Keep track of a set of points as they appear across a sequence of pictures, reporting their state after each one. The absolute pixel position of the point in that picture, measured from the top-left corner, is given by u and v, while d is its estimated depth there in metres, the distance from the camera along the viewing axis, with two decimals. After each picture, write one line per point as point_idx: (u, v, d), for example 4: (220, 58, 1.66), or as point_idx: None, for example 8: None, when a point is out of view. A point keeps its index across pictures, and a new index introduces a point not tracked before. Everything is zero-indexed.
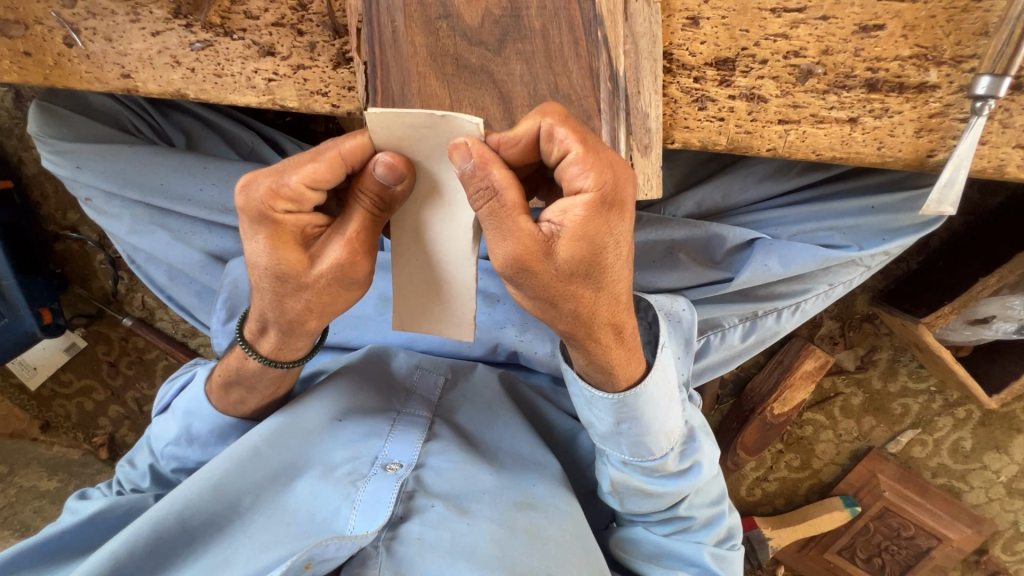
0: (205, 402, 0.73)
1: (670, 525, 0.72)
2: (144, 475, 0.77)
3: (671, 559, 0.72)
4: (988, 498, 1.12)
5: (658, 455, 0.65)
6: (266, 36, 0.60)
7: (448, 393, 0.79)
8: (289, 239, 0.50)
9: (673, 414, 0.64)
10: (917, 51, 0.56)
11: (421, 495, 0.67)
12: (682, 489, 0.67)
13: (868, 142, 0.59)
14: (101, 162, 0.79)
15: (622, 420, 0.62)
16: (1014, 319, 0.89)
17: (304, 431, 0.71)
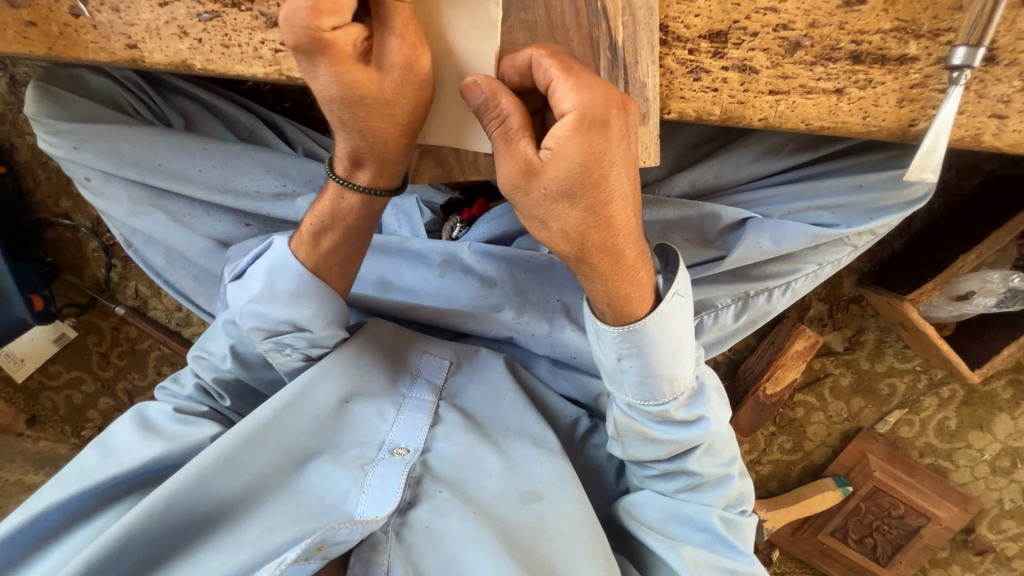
0: (288, 255, 0.68)
1: (675, 481, 0.72)
2: (222, 358, 0.73)
3: (676, 524, 0.72)
4: (974, 477, 1.16)
5: (661, 401, 0.66)
6: (274, 7, 0.61)
7: (452, 377, 0.78)
8: (348, 58, 0.52)
9: (681, 362, 0.64)
10: (897, 24, 0.59)
11: (429, 480, 0.69)
12: (686, 439, 0.68)
13: (854, 112, 0.62)
14: (99, 142, 0.79)
15: (625, 356, 0.63)
16: (993, 294, 0.94)
17: (316, 411, 0.68)
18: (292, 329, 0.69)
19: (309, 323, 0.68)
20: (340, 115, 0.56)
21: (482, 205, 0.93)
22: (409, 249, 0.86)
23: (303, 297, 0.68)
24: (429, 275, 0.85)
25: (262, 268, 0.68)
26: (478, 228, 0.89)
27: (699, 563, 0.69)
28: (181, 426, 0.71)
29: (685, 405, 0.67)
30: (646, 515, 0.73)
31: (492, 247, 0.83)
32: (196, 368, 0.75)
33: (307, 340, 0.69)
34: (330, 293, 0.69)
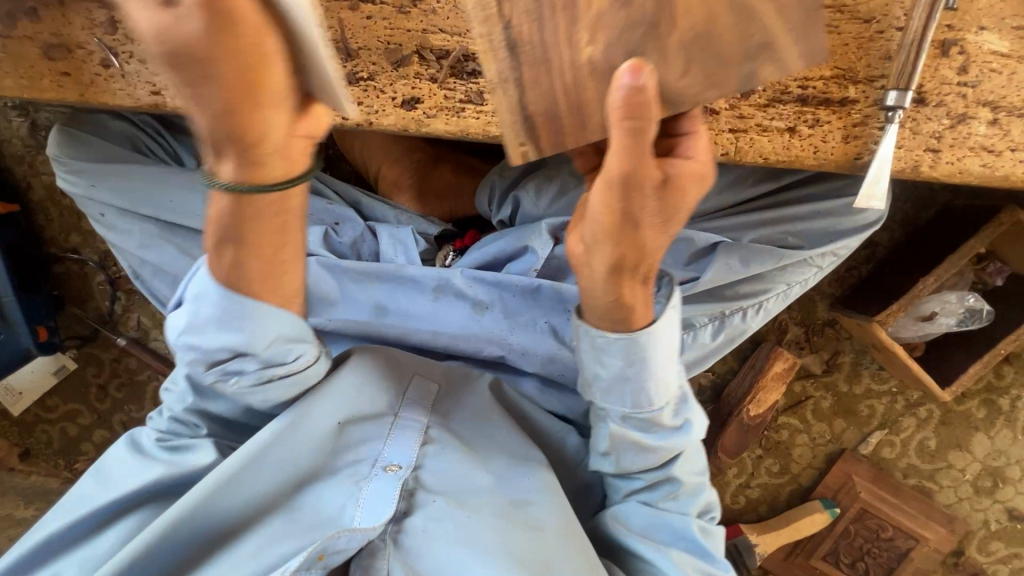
0: (206, 278, 0.60)
1: (660, 491, 0.75)
2: (184, 392, 0.69)
3: (660, 530, 0.75)
4: (958, 497, 1.18)
5: (656, 407, 0.68)
6: None
7: (442, 399, 0.81)
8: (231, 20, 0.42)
9: (673, 369, 0.68)
10: (837, 72, 0.67)
11: (422, 492, 0.71)
12: (675, 445, 0.72)
13: (805, 147, 0.69)
14: (114, 179, 0.84)
15: (627, 362, 0.66)
16: (955, 314, 1.03)
17: (313, 433, 0.70)
18: (235, 355, 0.63)
19: (249, 347, 0.62)
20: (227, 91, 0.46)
21: (474, 235, 0.99)
22: (403, 275, 0.89)
23: (238, 320, 0.61)
24: (423, 298, 0.90)
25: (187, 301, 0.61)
26: (471, 254, 0.93)
27: (686, 562, 0.73)
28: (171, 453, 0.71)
29: (672, 416, 0.71)
30: (633, 522, 0.75)
31: (483, 272, 0.89)
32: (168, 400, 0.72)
33: (255, 363, 0.64)
34: (257, 306, 0.61)
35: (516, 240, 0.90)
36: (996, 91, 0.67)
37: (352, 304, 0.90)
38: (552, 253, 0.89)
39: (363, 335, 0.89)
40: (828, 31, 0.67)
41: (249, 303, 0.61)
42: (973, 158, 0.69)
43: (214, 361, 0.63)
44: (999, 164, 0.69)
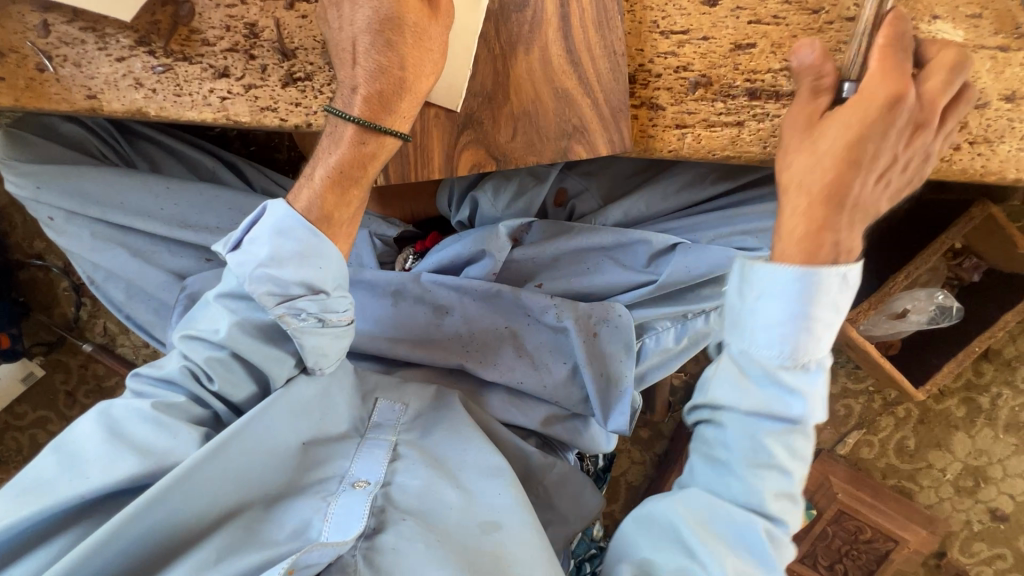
0: (293, 214, 0.62)
1: (742, 461, 0.59)
2: (219, 332, 0.63)
3: (722, 521, 0.59)
4: (939, 498, 1.16)
5: (787, 358, 0.56)
6: (222, 60, 0.67)
7: (411, 418, 0.76)
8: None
9: (823, 331, 0.56)
10: (785, 64, 0.65)
11: (392, 509, 0.66)
12: (788, 408, 0.57)
13: (755, 142, 0.66)
14: (63, 182, 0.83)
15: (757, 294, 0.57)
16: (926, 312, 0.99)
17: (279, 442, 0.64)
18: (306, 292, 0.61)
19: (323, 282, 0.62)
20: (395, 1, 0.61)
21: (435, 238, 0.98)
22: (361, 279, 0.87)
23: (319, 256, 0.62)
24: (382, 304, 0.88)
25: (266, 228, 0.61)
26: (430, 259, 0.92)
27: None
28: (157, 431, 0.60)
29: (792, 372, 0.56)
30: (691, 506, 0.60)
31: (444, 277, 0.86)
32: (185, 350, 0.64)
33: (321, 303, 0.62)
34: (336, 252, 0.64)
35: (474, 243, 0.88)
36: None
37: None
38: (511, 257, 0.87)
39: None
40: (776, 22, 0.65)
41: (324, 242, 0.62)
42: None
43: (279, 297, 0.61)
44: (957, 157, 0.66)
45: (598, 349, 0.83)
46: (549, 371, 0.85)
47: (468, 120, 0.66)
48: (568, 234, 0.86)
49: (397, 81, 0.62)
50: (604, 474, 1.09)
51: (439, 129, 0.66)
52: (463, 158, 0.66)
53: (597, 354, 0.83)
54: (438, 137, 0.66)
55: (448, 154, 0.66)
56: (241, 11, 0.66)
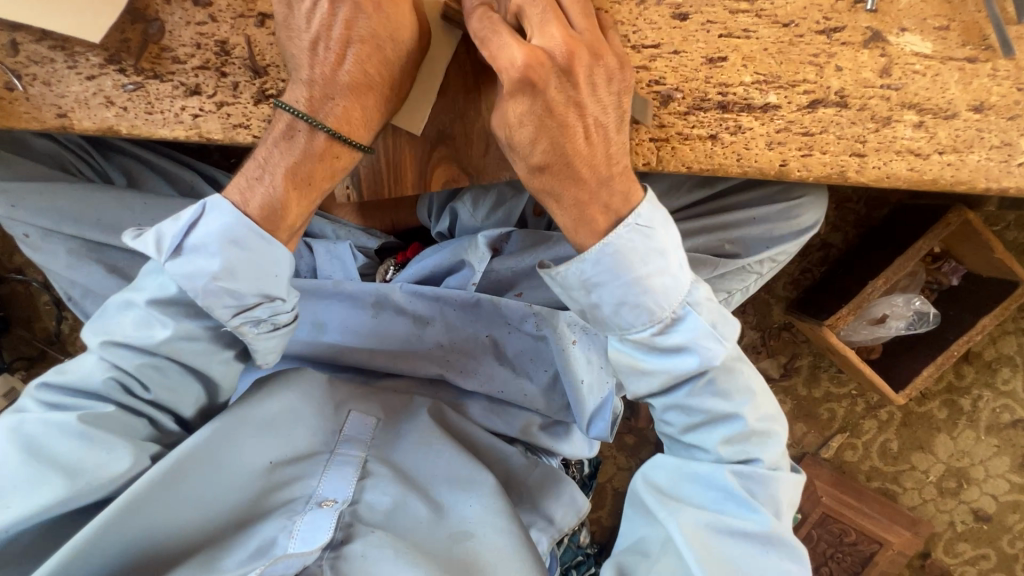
0: (242, 221, 0.59)
1: (685, 422, 0.62)
2: (150, 336, 0.60)
3: (688, 481, 0.62)
4: (923, 499, 1.17)
5: (658, 319, 0.59)
6: (193, 77, 0.66)
7: (381, 432, 0.75)
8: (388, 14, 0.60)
9: (673, 277, 0.58)
10: (757, 77, 0.66)
11: (359, 525, 0.65)
12: (683, 365, 0.60)
13: (728, 155, 0.67)
14: (37, 199, 0.82)
15: (589, 289, 0.59)
16: (904, 317, 1.02)
17: (240, 464, 0.63)
18: (262, 300, 0.61)
19: (276, 290, 0.61)
20: (393, 17, 0.60)
21: (417, 248, 0.98)
22: (342, 291, 0.87)
23: (272, 263, 0.61)
24: (362, 315, 0.87)
25: (212, 235, 0.59)
26: (409, 270, 0.91)
27: (703, 527, 0.58)
28: (86, 446, 0.57)
29: (665, 334, 0.59)
30: (655, 477, 0.64)
31: (423, 286, 0.86)
32: (110, 358, 0.60)
33: (271, 308, 0.62)
34: (287, 256, 0.62)
35: (454, 253, 0.89)
36: (919, 93, 0.66)
37: None
38: (490, 267, 0.87)
39: (302, 356, 0.88)
40: (746, 36, 0.66)
41: (278, 249, 0.61)
42: (899, 162, 0.66)
43: (231, 309, 0.60)
44: (927, 167, 0.66)
45: (578, 358, 0.82)
46: (529, 378, 0.86)
47: (441, 136, 0.67)
48: (547, 241, 0.86)
49: (365, 100, 0.62)
50: (589, 480, 1.10)
51: (411, 145, 0.67)
52: (436, 172, 0.68)
53: (577, 362, 0.81)
54: (411, 153, 0.67)
55: (421, 168, 0.68)
56: (211, 29, 0.66)
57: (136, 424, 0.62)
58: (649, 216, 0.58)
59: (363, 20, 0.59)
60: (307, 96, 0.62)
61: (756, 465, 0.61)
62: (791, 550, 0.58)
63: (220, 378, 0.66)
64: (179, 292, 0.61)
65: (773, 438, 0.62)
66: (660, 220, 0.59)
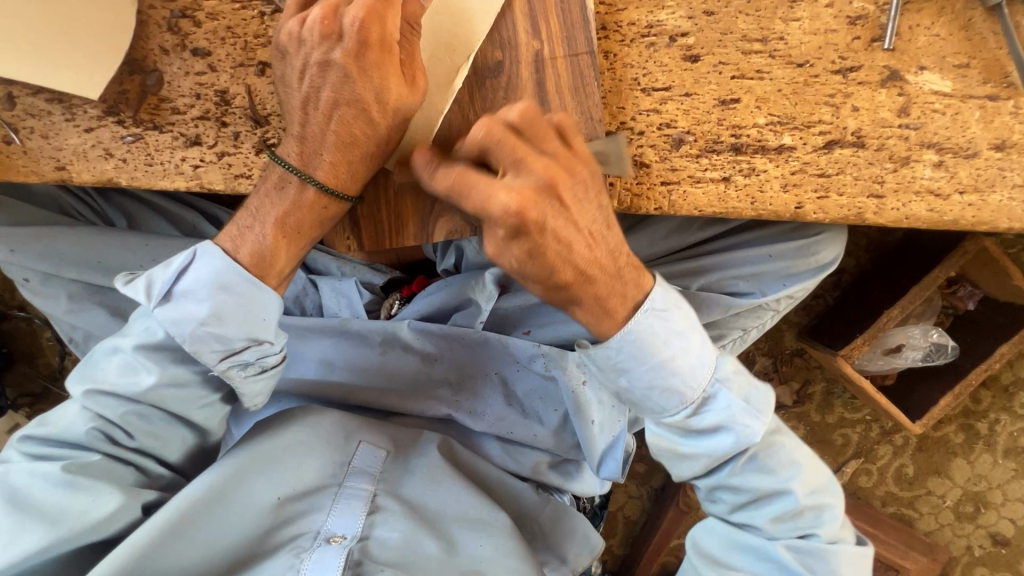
0: (230, 267, 0.58)
1: (734, 498, 0.64)
2: (133, 381, 0.58)
3: (739, 551, 0.64)
4: (940, 524, 1.15)
5: (684, 405, 0.60)
6: (193, 128, 0.65)
7: (392, 463, 0.71)
8: (382, 63, 0.58)
9: (696, 361, 0.60)
10: (771, 118, 0.64)
11: (369, 563, 0.61)
12: (717, 446, 0.61)
13: (742, 198, 0.65)
14: (36, 245, 0.81)
15: (620, 374, 0.60)
16: (920, 348, 1.00)
17: (246, 504, 0.61)
18: (250, 344, 0.59)
19: (266, 332, 0.60)
20: (380, 80, 0.58)
21: (423, 282, 0.95)
22: (349, 329, 0.85)
23: (261, 308, 0.59)
24: (370, 354, 0.85)
25: (202, 282, 0.57)
26: (416, 304, 0.89)
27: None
28: (65, 496, 0.56)
29: (699, 414, 0.61)
30: (705, 545, 0.66)
31: (431, 324, 0.84)
32: (95, 407, 0.59)
33: (258, 350, 0.60)
34: (277, 301, 0.61)
35: (460, 290, 0.87)
36: (939, 133, 0.64)
37: (297, 361, 0.85)
38: (496, 305, 0.86)
39: (307, 394, 0.85)
40: (760, 77, 0.64)
41: (267, 294, 0.60)
42: (919, 203, 0.64)
43: (217, 352, 0.58)
44: (947, 208, 0.64)
45: (589, 400, 0.79)
46: (540, 421, 0.84)
47: None
48: None
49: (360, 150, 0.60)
50: (600, 511, 1.08)
51: (416, 196, 0.64)
52: (441, 226, 0.64)
53: (589, 405, 0.79)
54: (416, 206, 0.64)
55: (426, 220, 0.64)
56: (211, 78, 0.64)
57: (120, 471, 0.60)
58: (663, 300, 0.59)
59: (366, 73, 0.58)
60: (309, 147, 0.61)
61: (812, 539, 0.62)
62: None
63: (205, 422, 0.64)
64: (164, 337, 0.59)
65: (827, 508, 0.64)
66: (676, 301, 0.60)
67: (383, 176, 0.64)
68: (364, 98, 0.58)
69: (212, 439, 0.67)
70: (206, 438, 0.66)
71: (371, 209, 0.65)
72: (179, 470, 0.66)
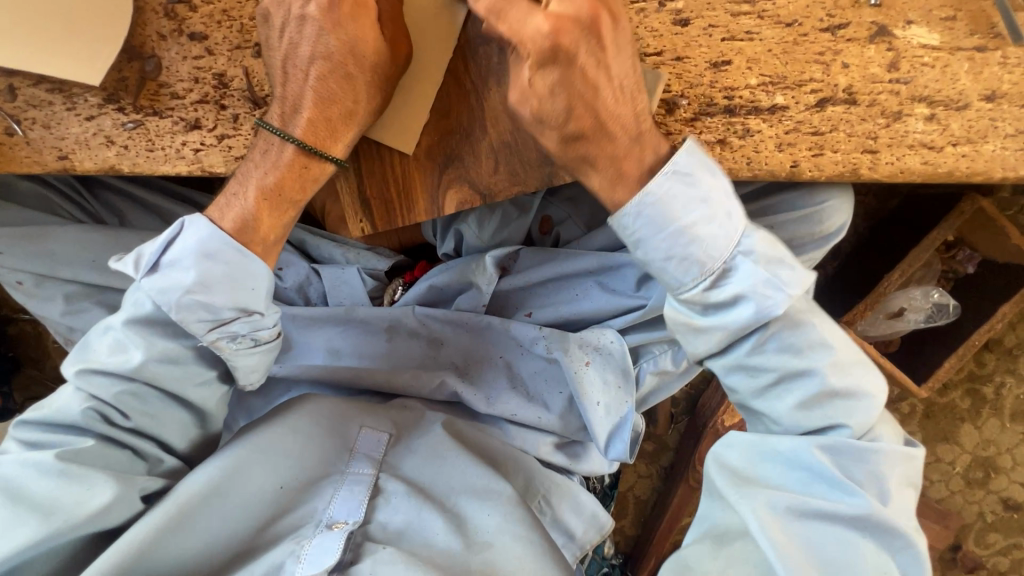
0: (218, 237, 0.59)
1: (762, 377, 0.60)
2: (124, 359, 0.59)
3: (767, 462, 0.60)
4: (950, 491, 1.15)
5: (704, 273, 0.58)
6: (192, 112, 0.66)
7: (392, 450, 0.71)
8: (360, 19, 0.59)
9: (721, 229, 0.57)
10: (762, 79, 0.65)
11: (370, 543, 0.61)
12: (736, 322, 0.58)
13: (738, 159, 0.65)
14: (27, 247, 0.82)
15: (633, 245, 0.59)
16: (922, 310, 1.00)
17: (247, 493, 0.61)
18: (239, 314, 0.59)
19: (256, 305, 0.60)
20: (354, 31, 0.59)
21: (424, 266, 0.97)
22: (354, 317, 0.86)
23: (249, 276, 0.60)
24: (376, 341, 0.86)
25: (190, 255, 0.58)
26: (416, 288, 0.89)
27: (784, 513, 0.57)
28: (61, 482, 0.55)
29: (720, 287, 0.58)
30: (728, 458, 0.61)
31: (435, 309, 0.85)
32: (86, 387, 0.59)
33: (249, 324, 0.60)
34: (264, 271, 0.61)
35: (461, 274, 0.87)
36: (930, 86, 0.64)
37: (306, 351, 0.86)
38: (497, 288, 0.87)
39: (314, 381, 0.85)
40: (749, 38, 0.65)
41: (255, 263, 0.60)
42: (912, 156, 0.65)
43: (205, 325, 0.58)
44: (941, 160, 0.65)
45: (592, 380, 0.80)
46: (546, 405, 0.83)
47: (450, 158, 0.65)
48: (553, 260, 0.85)
49: (336, 112, 0.61)
50: (610, 491, 1.09)
51: (420, 170, 0.65)
52: (449, 197, 0.66)
53: (592, 385, 0.80)
54: (421, 180, 0.66)
55: (433, 195, 0.66)
56: (208, 62, 0.65)
57: (117, 452, 0.60)
58: (686, 163, 0.56)
59: (342, 31, 0.59)
60: (290, 107, 0.61)
61: (841, 431, 0.59)
62: (892, 528, 0.56)
63: (202, 402, 0.64)
64: (153, 310, 0.59)
65: (860, 400, 0.60)
66: (699, 164, 0.57)
67: (380, 149, 0.65)
68: (341, 54, 0.59)
69: (211, 422, 0.67)
70: (206, 421, 0.66)
71: (377, 185, 0.66)
72: (180, 453, 0.66)
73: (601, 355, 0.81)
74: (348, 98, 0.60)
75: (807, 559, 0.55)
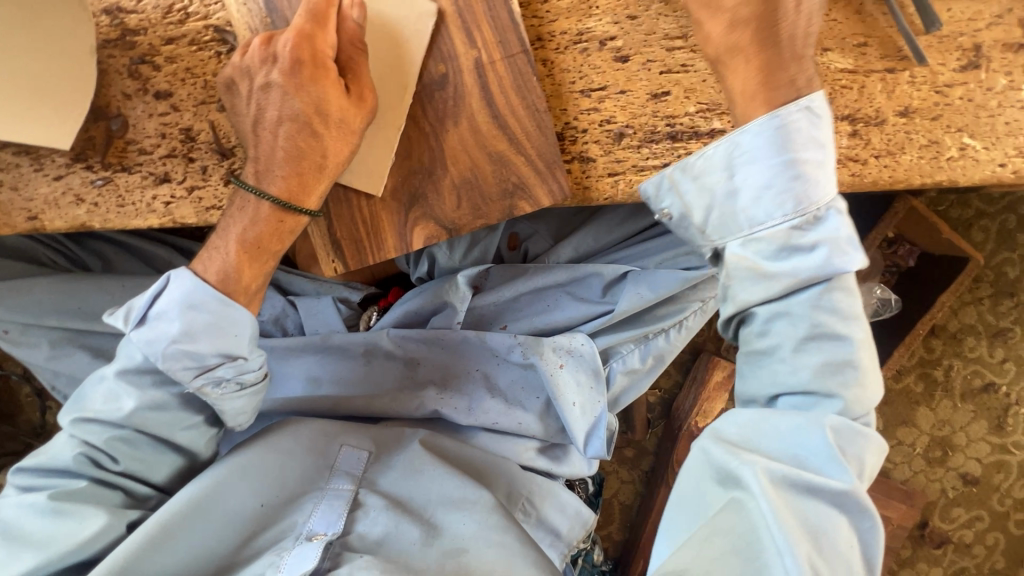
0: (202, 287, 0.61)
1: (801, 330, 0.58)
2: (116, 406, 0.60)
3: (763, 431, 0.57)
4: (914, 472, 1.22)
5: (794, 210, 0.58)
6: (161, 166, 0.68)
7: (372, 465, 0.73)
8: (323, 81, 0.62)
9: (824, 177, 0.58)
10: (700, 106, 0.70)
11: (348, 553, 0.63)
12: (811, 266, 0.57)
13: None
14: (12, 298, 0.83)
15: (730, 171, 0.60)
16: (869, 305, 1.07)
17: (227, 511, 0.62)
18: (224, 360, 0.61)
19: (240, 350, 0.62)
20: (319, 92, 0.62)
21: (398, 293, 0.99)
22: (330, 344, 0.88)
23: (233, 324, 0.62)
24: (353, 365, 0.88)
25: (174, 304, 0.60)
26: (392, 312, 0.92)
27: (776, 480, 0.54)
28: (51, 526, 0.57)
29: (806, 227, 0.58)
30: (725, 429, 0.59)
31: (410, 330, 0.88)
32: (81, 435, 0.61)
33: (234, 368, 0.62)
34: (247, 318, 0.63)
35: (434, 295, 0.90)
36: (850, 105, 0.71)
37: (286, 380, 0.88)
38: (473, 305, 0.90)
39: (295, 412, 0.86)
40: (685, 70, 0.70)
41: (239, 311, 0.62)
42: (841, 169, 0.71)
43: (194, 373, 0.60)
44: (865, 170, 0.71)
45: (568, 381, 0.83)
46: (523, 408, 0.86)
47: (414, 198, 0.68)
48: (525, 275, 0.89)
49: (306, 166, 0.63)
50: (596, 499, 1.12)
51: (386, 210, 0.68)
52: (417, 233, 0.69)
53: (567, 386, 0.83)
54: (387, 217, 0.69)
55: (401, 231, 0.69)
56: (175, 118, 0.68)
57: (110, 495, 0.61)
58: (820, 106, 0.59)
59: (306, 91, 0.62)
60: (262, 165, 0.64)
61: (836, 402, 0.57)
62: (866, 510, 0.54)
63: (191, 445, 0.65)
64: (143, 361, 0.61)
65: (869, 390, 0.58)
66: (827, 119, 0.60)
67: (347, 193, 0.68)
68: (307, 113, 0.62)
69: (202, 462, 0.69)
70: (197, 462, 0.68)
71: (346, 226, 0.69)
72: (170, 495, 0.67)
73: (573, 359, 0.85)
74: (317, 149, 0.63)
75: (795, 525, 0.52)
